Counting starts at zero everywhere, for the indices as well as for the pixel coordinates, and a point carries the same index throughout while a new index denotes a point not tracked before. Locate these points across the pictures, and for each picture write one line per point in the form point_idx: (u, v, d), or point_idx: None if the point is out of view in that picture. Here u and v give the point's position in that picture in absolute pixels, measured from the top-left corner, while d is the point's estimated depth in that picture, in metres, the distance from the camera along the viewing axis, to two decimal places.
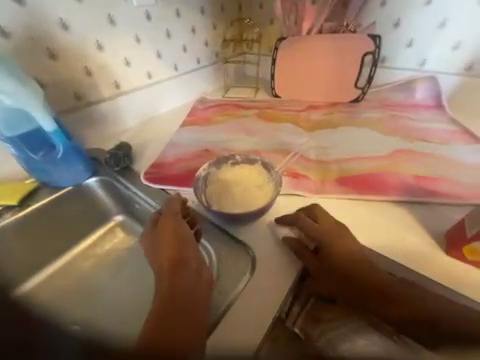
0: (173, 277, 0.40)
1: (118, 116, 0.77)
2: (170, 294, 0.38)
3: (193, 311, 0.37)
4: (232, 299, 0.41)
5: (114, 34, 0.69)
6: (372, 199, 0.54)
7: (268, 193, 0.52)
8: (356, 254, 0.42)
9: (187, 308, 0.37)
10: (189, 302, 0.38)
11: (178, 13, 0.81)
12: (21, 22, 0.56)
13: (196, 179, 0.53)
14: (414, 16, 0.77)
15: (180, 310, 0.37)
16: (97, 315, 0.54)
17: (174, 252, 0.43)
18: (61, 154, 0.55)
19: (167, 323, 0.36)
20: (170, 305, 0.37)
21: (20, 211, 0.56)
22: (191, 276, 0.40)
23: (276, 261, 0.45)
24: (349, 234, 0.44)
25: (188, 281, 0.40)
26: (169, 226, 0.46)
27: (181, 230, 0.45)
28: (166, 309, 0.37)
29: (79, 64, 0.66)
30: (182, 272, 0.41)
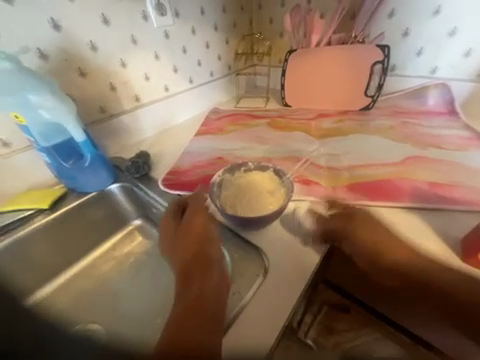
0: (196, 276, 0.41)
1: (138, 127, 0.83)
2: (192, 291, 0.39)
3: (213, 311, 0.38)
4: (244, 303, 0.42)
5: (136, 53, 0.75)
6: (385, 206, 0.54)
7: (280, 198, 0.53)
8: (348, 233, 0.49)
9: (208, 306, 0.38)
10: (210, 302, 0.38)
11: (194, 31, 0.87)
12: (57, 45, 0.61)
13: (211, 185, 0.55)
14: (423, 25, 0.78)
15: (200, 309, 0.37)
16: (116, 315, 0.56)
17: (200, 251, 0.45)
18: (88, 162, 0.60)
19: (189, 320, 0.36)
20: (193, 303, 0.38)
21: (50, 215, 0.60)
22: (214, 277, 0.42)
23: (288, 264, 0.46)
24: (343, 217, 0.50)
25: (210, 281, 0.41)
26: (195, 225, 0.48)
27: (208, 231, 0.47)
28: (188, 306, 0.38)
29: (105, 81, 0.72)
30: (206, 271, 0.42)
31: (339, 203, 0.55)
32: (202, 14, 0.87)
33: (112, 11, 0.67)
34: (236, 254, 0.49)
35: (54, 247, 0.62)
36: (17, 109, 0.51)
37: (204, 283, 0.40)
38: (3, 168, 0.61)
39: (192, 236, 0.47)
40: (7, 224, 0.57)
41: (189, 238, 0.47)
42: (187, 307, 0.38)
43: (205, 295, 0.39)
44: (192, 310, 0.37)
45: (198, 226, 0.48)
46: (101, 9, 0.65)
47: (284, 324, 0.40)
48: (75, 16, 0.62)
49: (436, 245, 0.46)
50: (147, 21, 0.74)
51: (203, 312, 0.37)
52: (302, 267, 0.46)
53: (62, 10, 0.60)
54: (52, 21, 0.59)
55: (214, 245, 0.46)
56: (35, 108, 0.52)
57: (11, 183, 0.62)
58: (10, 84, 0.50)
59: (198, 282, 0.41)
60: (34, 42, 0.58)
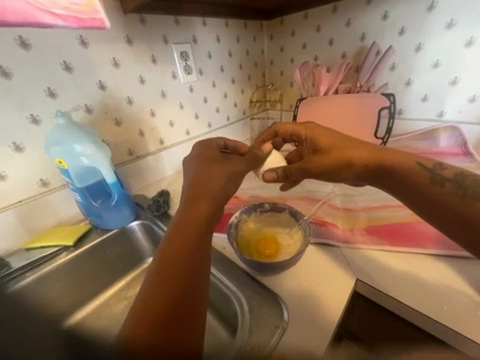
0: (179, 259, 0.38)
1: (160, 167, 0.90)
2: (170, 274, 0.36)
3: (191, 303, 0.35)
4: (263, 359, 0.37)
5: (164, 104, 0.86)
6: (408, 252, 0.52)
7: (298, 241, 0.54)
8: (337, 157, 0.52)
9: (183, 294, 0.35)
10: (191, 299, 0.36)
11: (214, 84, 0.99)
12: (100, 101, 0.71)
13: (229, 226, 0.56)
14: (424, 75, 0.85)
15: (182, 301, 0.35)
16: (109, 321, 0.62)
17: (191, 229, 0.41)
18: (114, 201, 0.64)
19: (164, 303, 0.34)
20: (172, 285, 0.36)
21: (74, 252, 0.62)
22: (196, 266, 0.38)
23: (310, 314, 0.43)
24: (335, 151, 0.53)
25: (191, 269, 0.38)
26: (201, 207, 0.43)
27: (207, 206, 0.44)
28: (165, 287, 0.35)
29: (136, 128, 0.81)
30: (194, 254, 0.39)
31: (357, 247, 0.54)
32: (221, 71, 1.00)
33: (148, 72, 0.79)
34: (254, 301, 0.46)
35: (71, 284, 0.62)
36: (63, 157, 0.59)
37: (188, 267, 0.38)
38: (37, 206, 0.66)
39: (188, 203, 0.44)
40: (33, 260, 0.59)
41: (183, 210, 0.43)
42: (167, 289, 0.35)
43: (188, 282, 0.37)
44: (170, 292, 0.35)
45: (200, 196, 0.45)
46: (139, 72, 0.77)
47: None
48: (118, 79, 0.73)
49: (444, 184, 0.45)
50: (175, 78, 0.86)
51: (183, 305, 0.35)
52: (326, 319, 0.42)
53: (109, 74, 0.71)
54: (100, 83, 0.70)
55: (208, 226, 0.43)
56: (77, 155, 0.59)
57: (43, 219, 0.67)
58: (60, 136, 0.58)
59: (180, 262, 0.38)
60: (84, 99, 0.68)
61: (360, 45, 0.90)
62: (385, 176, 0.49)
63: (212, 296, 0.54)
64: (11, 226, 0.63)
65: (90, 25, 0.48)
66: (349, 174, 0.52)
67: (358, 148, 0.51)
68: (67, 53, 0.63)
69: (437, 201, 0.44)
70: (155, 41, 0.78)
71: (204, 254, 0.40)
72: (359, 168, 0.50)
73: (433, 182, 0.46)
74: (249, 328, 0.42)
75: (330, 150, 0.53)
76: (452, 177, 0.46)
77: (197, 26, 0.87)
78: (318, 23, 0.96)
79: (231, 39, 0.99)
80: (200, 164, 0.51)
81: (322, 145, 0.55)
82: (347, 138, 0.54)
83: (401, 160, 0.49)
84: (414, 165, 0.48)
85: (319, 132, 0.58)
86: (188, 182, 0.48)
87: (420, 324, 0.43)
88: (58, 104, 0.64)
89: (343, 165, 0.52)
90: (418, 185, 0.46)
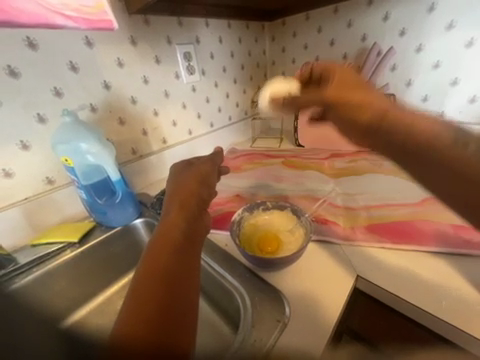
0: (169, 257, 0.37)
1: (162, 165, 0.91)
2: (162, 273, 0.35)
3: (184, 300, 0.34)
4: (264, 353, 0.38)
5: (167, 104, 0.87)
6: (408, 250, 0.52)
7: (300, 238, 0.55)
8: (358, 97, 0.45)
9: (175, 291, 0.34)
10: (183, 296, 0.34)
11: (216, 84, 1.00)
12: (104, 100, 0.72)
13: (231, 223, 0.57)
14: (426, 76, 0.85)
15: (174, 298, 0.33)
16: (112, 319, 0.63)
17: (176, 232, 0.41)
18: (119, 199, 0.65)
19: (157, 301, 0.32)
20: (163, 286, 0.34)
21: (79, 248, 0.63)
22: (187, 264, 0.37)
23: (311, 309, 0.44)
24: (352, 90, 0.46)
25: (182, 267, 0.37)
26: (177, 217, 0.44)
27: (192, 213, 0.46)
28: (156, 284, 0.34)
29: (139, 127, 0.82)
30: (184, 256, 0.38)
31: (358, 245, 0.55)
32: (223, 71, 1.01)
33: (151, 72, 0.80)
34: (256, 295, 0.47)
35: (75, 281, 0.63)
36: (69, 155, 0.60)
37: (179, 265, 0.37)
38: (43, 204, 0.67)
39: (174, 212, 0.45)
40: (39, 257, 0.60)
41: (168, 217, 0.44)
42: (158, 286, 0.33)
43: (179, 279, 0.35)
44: (162, 292, 0.33)
45: (183, 205, 0.46)
46: (143, 73, 0.78)
47: None
48: (123, 79, 0.75)
49: (467, 145, 0.38)
50: (178, 78, 0.87)
51: (175, 302, 0.33)
52: (325, 314, 0.43)
53: (113, 74, 0.72)
54: (104, 83, 0.71)
55: (197, 233, 0.43)
56: (83, 153, 0.60)
57: (47, 217, 0.68)
58: (66, 134, 0.59)
59: (170, 261, 0.37)
60: (88, 99, 0.69)
61: (361, 46, 0.91)
62: (400, 131, 0.40)
63: (214, 292, 0.55)
64: (17, 223, 0.64)
65: (99, 26, 0.49)
66: (361, 120, 0.44)
67: (377, 99, 0.45)
68: (73, 54, 0.64)
69: (454, 168, 0.38)
70: (158, 42, 0.79)
71: (192, 255, 0.39)
72: (374, 117, 0.42)
73: (456, 142, 0.39)
74: (251, 322, 0.42)
75: (349, 91, 0.46)
76: (476, 136, 0.40)
77: (200, 27, 0.89)
78: (319, 24, 0.96)
79: (233, 40, 1.00)
80: (181, 177, 0.53)
81: (346, 81, 0.49)
82: (361, 86, 0.48)
83: (419, 120, 0.41)
84: (438, 126, 0.40)
85: (347, 78, 0.49)
86: (168, 194, 0.50)
87: (421, 321, 0.43)
88: (65, 103, 0.66)
89: (355, 110, 0.44)
90: (441, 141, 0.39)
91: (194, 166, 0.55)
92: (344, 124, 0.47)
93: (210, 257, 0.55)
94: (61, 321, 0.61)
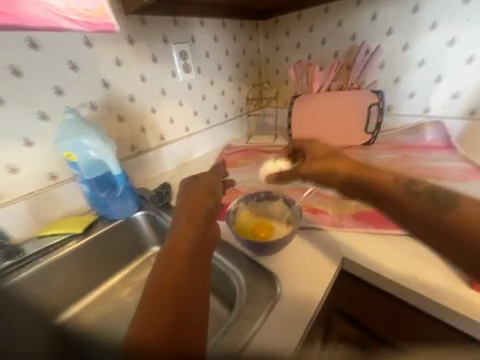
0: (179, 273, 0.38)
1: (160, 161, 0.94)
2: (173, 289, 0.36)
3: (195, 318, 0.35)
4: (255, 329, 0.42)
5: (164, 101, 0.90)
6: (390, 234, 0.57)
7: (290, 225, 0.59)
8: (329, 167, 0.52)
9: (186, 309, 0.35)
10: (194, 313, 0.35)
11: (212, 82, 1.03)
12: (103, 98, 0.75)
13: (227, 212, 0.61)
14: (412, 74, 0.89)
15: (185, 316, 0.34)
16: (116, 305, 0.67)
17: (186, 246, 0.42)
18: (120, 193, 0.69)
19: (169, 319, 0.33)
20: (174, 302, 0.35)
21: (83, 239, 0.66)
22: (197, 280, 0.39)
23: (301, 289, 0.48)
24: (331, 158, 0.53)
25: (192, 284, 0.38)
26: (186, 231, 0.45)
27: (201, 225, 0.47)
28: (168, 300, 0.35)
29: (138, 124, 0.85)
30: (194, 272, 0.39)
31: (345, 231, 0.59)
32: (218, 69, 1.04)
33: (148, 71, 0.83)
34: (251, 277, 0.51)
35: (78, 271, 0.66)
36: (73, 151, 0.63)
37: (190, 282, 0.38)
38: (46, 198, 0.69)
39: (183, 224, 0.46)
40: (45, 247, 0.63)
41: (177, 231, 0.45)
42: (170, 303, 0.34)
43: (189, 296, 0.36)
44: (174, 309, 0.34)
45: (193, 218, 0.47)
46: (140, 71, 0.81)
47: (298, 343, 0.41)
48: (121, 77, 0.77)
49: (419, 196, 0.41)
50: (175, 76, 0.90)
51: (186, 319, 0.34)
52: (312, 293, 0.47)
53: (112, 73, 0.75)
54: (103, 81, 0.74)
55: (206, 245, 0.44)
56: (86, 148, 0.63)
57: (50, 211, 0.71)
58: (69, 130, 0.62)
59: (181, 278, 0.37)
60: (88, 97, 0.72)
61: (351, 44, 0.95)
62: (361, 192, 0.46)
63: (212, 278, 0.59)
64: (22, 217, 0.66)
65: (99, 29, 0.51)
66: (334, 186, 0.51)
67: (344, 165, 0.50)
68: (73, 53, 0.67)
69: (418, 219, 0.39)
70: (155, 41, 0.82)
71: (202, 271, 0.41)
72: (341, 179, 0.49)
73: (409, 194, 0.41)
74: (246, 299, 0.47)
75: (318, 163, 0.55)
76: (426, 188, 0.42)
77: (195, 25, 0.91)
78: (311, 23, 1.00)
79: (228, 38, 1.03)
80: (189, 190, 0.53)
81: (322, 164, 0.54)
82: (335, 156, 0.54)
83: (382, 178, 0.44)
84: (393, 181, 0.43)
85: (322, 149, 0.58)
86: (176, 205, 0.51)
87: (400, 296, 0.49)
88: (66, 101, 0.68)
89: (330, 177, 0.51)
90: (391, 194, 0.42)
91: (201, 178, 0.57)
92: (322, 182, 0.54)
93: None
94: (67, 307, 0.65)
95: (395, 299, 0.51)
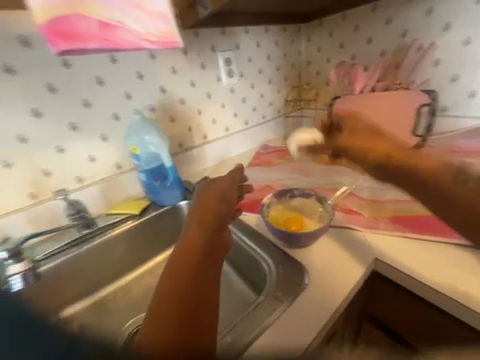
0: (186, 281, 0.39)
1: (202, 158, 1.04)
2: (180, 299, 0.37)
3: (202, 327, 0.35)
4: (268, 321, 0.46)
5: (209, 104, 1.00)
6: (424, 239, 0.58)
7: (323, 221, 0.62)
8: (372, 144, 0.48)
9: (192, 319, 0.35)
10: (201, 323, 0.36)
11: (253, 85, 1.09)
12: (160, 101, 0.88)
13: (261, 205, 0.66)
14: (474, 70, 0.82)
15: (193, 326, 0.35)
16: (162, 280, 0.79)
17: (194, 255, 0.44)
18: (170, 183, 0.80)
19: (175, 331, 0.33)
20: (181, 313, 0.36)
21: (139, 219, 0.79)
22: (206, 288, 0.40)
23: (327, 287, 0.51)
24: (366, 134, 0.50)
25: (200, 292, 0.39)
26: (196, 236, 0.48)
27: (210, 231, 0.50)
28: (175, 310, 0.36)
29: (186, 124, 0.96)
30: (202, 280, 0.41)
31: (380, 232, 0.60)
32: (259, 73, 1.10)
33: (197, 77, 0.93)
34: (280, 266, 0.55)
35: (134, 246, 0.79)
36: (137, 145, 0.77)
37: (197, 289, 0.39)
38: (114, 183, 0.85)
39: (192, 233, 0.48)
40: (111, 222, 0.77)
41: (187, 238, 0.47)
42: (177, 312, 0.36)
43: (197, 304, 0.38)
44: (181, 320, 0.35)
45: (203, 225, 0.50)
46: (191, 78, 0.92)
47: (320, 331, 0.45)
48: (175, 84, 0.89)
49: (467, 182, 0.41)
50: (219, 81, 0.99)
51: (195, 329, 0.35)
52: (336, 292, 0.50)
53: (168, 80, 0.87)
54: (161, 88, 0.87)
55: (215, 251, 0.47)
56: (148, 143, 0.77)
57: (115, 194, 0.86)
58: (137, 128, 0.76)
59: (189, 285, 0.39)
60: (148, 101, 0.85)
61: (401, 41, 0.91)
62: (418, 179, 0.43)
63: (244, 265, 0.65)
64: (95, 197, 0.82)
65: (169, 47, 0.57)
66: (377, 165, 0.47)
67: (386, 140, 0.48)
68: (140, 64, 0.81)
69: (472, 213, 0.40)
70: (204, 50, 0.92)
71: (210, 279, 0.42)
72: (387, 160, 0.45)
73: (459, 180, 0.42)
74: (275, 285, 0.52)
75: (359, 137, 0.50)
76: (479, 175, 0.42)
77: (240, 33, 0.99)
78: (357, 23, 0.98)
79: (270, 43, 1.09)
80: (202, 197, 0.58)
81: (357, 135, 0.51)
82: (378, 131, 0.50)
83: (432, 163, 0.43)
84: (447, 170, 0.42)
85: (360, 122, 0.52)
86: (190, 211, 0.55)
87: (431, 299, 0.49)
88: (133, 105, 0.82)
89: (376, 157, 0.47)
90: (441, 181, 0.42)
91: (215, 186, 0.62)
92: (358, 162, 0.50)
93: (241, 232, 0.65)
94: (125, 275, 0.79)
95: (423, 301, 0.53)
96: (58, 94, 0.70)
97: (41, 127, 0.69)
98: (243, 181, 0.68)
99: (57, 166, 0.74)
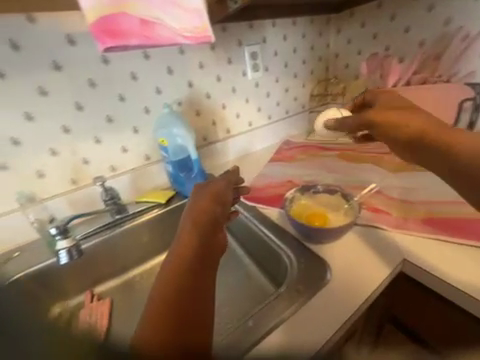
0: (180, 280, 0.42)
1: (225, 152, 1.06)
2: (172, 298, 0.40)
3: (195, 322, 0.38)
4: (268, 329, 0.45)
5: (234, 98, 1.01)
6: (459, 243, 0.55)
7: (348, 218, 0.61)
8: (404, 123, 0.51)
9: (185, 317, 0.38)
10: (195, 319, 0.39)
11: (277, 79, 1.08)
12: (187, 96, 0.91)
13: (284, 199, 0.67)
14: None
15: (187, 324, 0.38)
16: None
17: (188, 254, 0.46)
18: (194, 174, 0.83)
19: (167, 329, 0.36)
20: (175, 310, 0.39)
21: (165, 208, 0.83)
22: (199, 285, 0.43)
23: (345, 293, 0.49)
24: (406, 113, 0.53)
25: (194, 290, 0.42)
26: (190, 236, 0.49)
27: (204, 230, 0.51)
28: (169, 310, 0.38)
29: (210, 118, 0.99)
30: (196, 278, 0.43)
31: (410, 233, 0.58)
32: (285, 67, 1.08)
33: (224, 72, 0.95)
34: (302, 260, 0.55)
35: (159, 232, 0.84)
36: (166, 138, 0.81)
37: (191, 288, 0.42)
38: (143, 173, 0.90)
39: (188, 232, 0.50)
40: (140, 209, 0.82)
41: (181, 237, 0.49)
42: (170, 311, 0.38)
43: (190, 303, 0.40)
44: (174, 318, 0.38)
45: (197, 224, 0.51)
46: (217, 72, 0.94)
47: (337, 328, 0.45)
48: (202, 79, 0.92)
49: None
50: (245, 75, 1.00)
51: (188, 326, 0.37)
52: (355, 300, 0.48)
53: (196, 74, 0.90)
54: (189, 82, 0.89)
55: (211, 249, 0.48)
56: (176, 137, 0.81)
57: (144, 183, 0.91)
58: (166, 121, 0.81)
59: (183, 284, 0.42)
60: (176, 95, 0.89)
61: (443, 31, 0.85)
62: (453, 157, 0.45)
63: (265, 258, 0.67)
64: (127, 185, 0.88)
65: (203, 41, 0.59)
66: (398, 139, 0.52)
67: (416, 117, 0.51)
68: (171, 60, 0.84)
69: None
70: (231, 45, 0.93)
71: (204, 276, 0.44)
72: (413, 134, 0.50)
73: None
74: (294, 279, 0.52)
75: (392, 113, 0.54)
76: None
77: (267, 26, 0.98)
78: (394, 11, 0.93)
79: (297, 36, 1.06)
80: (196, 197, 0.58)
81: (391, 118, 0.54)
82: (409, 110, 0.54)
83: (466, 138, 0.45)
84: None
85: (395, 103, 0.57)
86: (185, 209, 0.56)
87: (464, 305, 0.47)
88: (162, 100, 0.86)
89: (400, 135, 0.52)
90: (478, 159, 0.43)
91: (210, 186, 0.62)
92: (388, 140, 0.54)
93: (263, 225, 0.67)
94: (150, 259, 0.85)
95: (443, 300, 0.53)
96: (97, 89, 0.75)
97: (81, 119, 0.75)
98: (238, 184, 0.69)
99: (94, 156, 0.80)
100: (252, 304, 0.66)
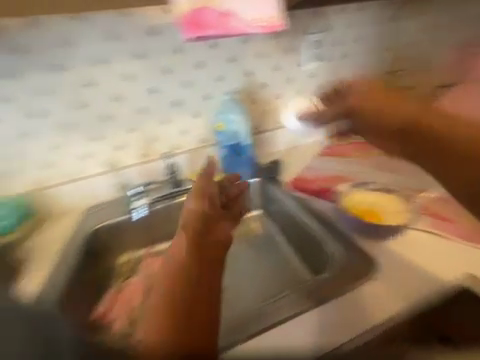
0: (176, 280, 0.45)
1: (273, 142, 1.02)
2: (169, 297, 0.42)
3: (192, 315, 0.41)
4: (277, 321, 0.56)
5: (289, 87, 0.99)
6: None
7: (401, 219, 0.71)
8: (402, 110, 0.60)
9: (181, 316, 0.39)
10: (191, 313, 0.41)
11: (337, 70, 1.02)
12: (244, 84, 0.94)
13: (335, 193, 0.80)
14: None
15: (183, 317, 0.39)
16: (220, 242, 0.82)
17: (182, 259, 0.49)
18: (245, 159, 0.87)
19: (165, 325, 0.39)
20: (172, 309, 0.40)
21: None
22: (195, 282, 0.45)
23: (373, 311, 0.56)
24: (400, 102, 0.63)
25: (191, 286, 0.44)
26: (184, 239, 0.55)
27: (195, 230, 0.57)
28: (166, 309, 0.41)
29: (262, 107, 0.98)
30: (193, 275, 0.46)
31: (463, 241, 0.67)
32: (343, 58, 1.01)
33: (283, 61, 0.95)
34: (346, 252, 0.66)
35: None
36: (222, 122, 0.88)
37: (187, 284, 0.44)
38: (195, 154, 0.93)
39: (180, 241, 0.55)
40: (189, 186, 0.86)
41: (178, 243, 0.55)
42: (167, 310, 0.41)
43: (187, 297, 0.42)
44: (170, 316, 0.40)
45: (187, 230, 0.57)
46: (276, 61, 0.95)
47: (377, 329, 0.54)
48: (261, 68, 0.94)
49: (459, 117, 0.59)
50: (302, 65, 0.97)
51: (185, 319, 0.39)
52: (406, 303, 0.58)
53: (256, 63, 0.93)
54: (247, 71, 0.93)
55: (205, 246, 0.54)
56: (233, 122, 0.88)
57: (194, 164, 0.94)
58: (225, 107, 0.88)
59: (178, 284, 0.44)
60: (235, 83, 0.93)
61: None
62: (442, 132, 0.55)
63: (307, 248, 0.74)
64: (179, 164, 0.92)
65: (275, 30, 0.61)
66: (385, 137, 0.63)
67: (402, 105, 0.61)
68: (235, 51, 0.89)
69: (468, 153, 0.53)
70: (294, 34, 0.93)
71: (200, 271, 0.48)
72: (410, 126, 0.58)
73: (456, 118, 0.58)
74: (338, 267, 0.63)
75: (377, 99, 0.66)
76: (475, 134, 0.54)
77: (334, 13, 0.94)
78: None
79: (365, 23, 0.99)
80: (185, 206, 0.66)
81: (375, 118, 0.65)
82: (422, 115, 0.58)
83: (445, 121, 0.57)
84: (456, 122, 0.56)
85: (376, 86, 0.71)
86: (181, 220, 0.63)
87: None
88: (223, 87, 0.91)
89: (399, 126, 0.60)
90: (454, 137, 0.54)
91: (202, 185, 0.70)
92: (369, 128, 0.67)
93: (311, 215, 0.75)
94: None
95: None
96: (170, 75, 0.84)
97: (152, 101, 0.84)
98: (232, 180, 0.78)
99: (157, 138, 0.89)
100: (280, 290, 0.71)
